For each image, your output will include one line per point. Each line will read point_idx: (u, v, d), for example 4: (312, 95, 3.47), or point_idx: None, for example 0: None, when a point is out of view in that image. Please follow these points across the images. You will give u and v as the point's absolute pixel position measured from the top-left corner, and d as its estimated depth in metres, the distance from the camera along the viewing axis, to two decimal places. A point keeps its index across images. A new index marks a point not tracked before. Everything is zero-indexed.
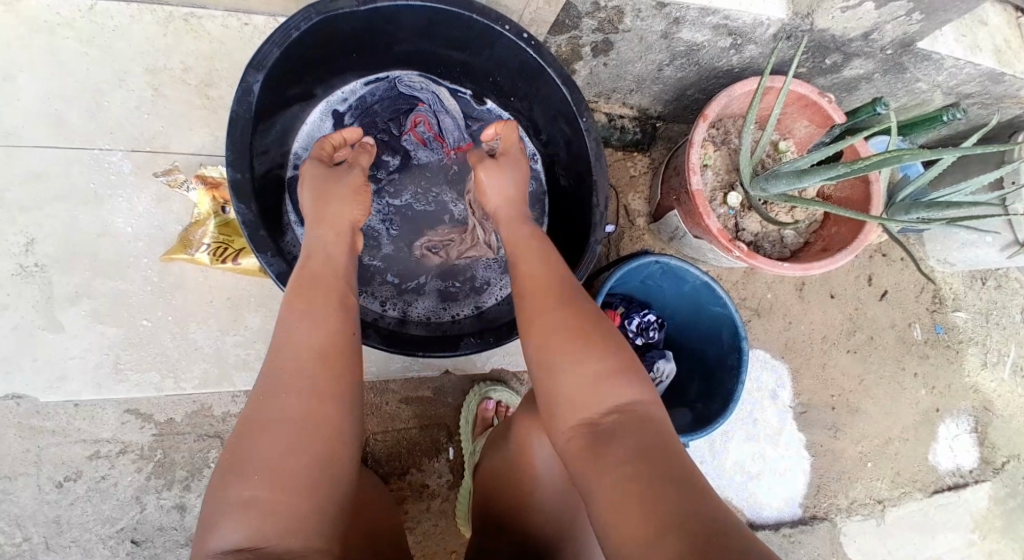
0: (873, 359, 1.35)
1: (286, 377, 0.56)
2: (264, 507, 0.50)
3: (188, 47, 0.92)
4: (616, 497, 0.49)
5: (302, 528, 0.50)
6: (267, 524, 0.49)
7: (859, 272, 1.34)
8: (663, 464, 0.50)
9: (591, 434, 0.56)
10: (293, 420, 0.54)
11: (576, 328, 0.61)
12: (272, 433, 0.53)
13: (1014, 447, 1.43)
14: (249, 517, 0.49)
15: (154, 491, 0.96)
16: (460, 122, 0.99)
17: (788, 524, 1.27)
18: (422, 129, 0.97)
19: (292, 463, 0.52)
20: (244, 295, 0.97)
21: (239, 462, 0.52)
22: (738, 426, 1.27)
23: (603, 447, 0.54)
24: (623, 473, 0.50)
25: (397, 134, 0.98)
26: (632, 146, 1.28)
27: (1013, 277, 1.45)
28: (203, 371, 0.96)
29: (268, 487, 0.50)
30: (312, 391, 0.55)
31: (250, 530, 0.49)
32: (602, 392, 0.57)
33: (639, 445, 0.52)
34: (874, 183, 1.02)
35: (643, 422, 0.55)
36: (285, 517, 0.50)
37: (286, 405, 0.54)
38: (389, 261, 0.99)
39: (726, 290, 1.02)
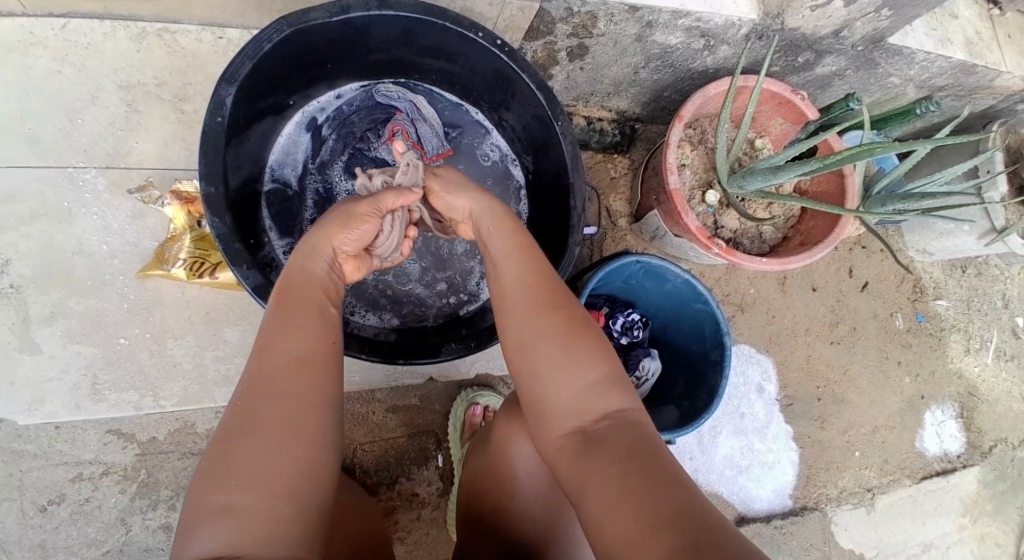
0: (857, 350, 1.37)
1: (271, 380, 0.56)
2: (242, 516, 0.49)
3: (161, 62, 0.92)
4: (606, 494, 0.50)
5: (280, 538, 0.49)
6: (244, 534, 0.48)
7: (839, 265, 1.36)
8: (650, 462, 0.51)
9: (583, 440, 0.56)
10: (281, 425, 0.54)
11: (558, 331, 0.61)
12: (255, 436, 0.52)
13: (1000, 431, 1.45)
14: (226, 526, 0.49)
15: (139, 511, 0.95)
16: (438, 130, 0.97)
17: (779, 516, 1.28)
18: (400, 137, 0.93)
19: (272, 465, 0.51)
20: (225, 309, 0.96)
21: (220, 467, 0.51)
22: (727, 421, 1.28)
23: (596, 453, 0.54)
24: (617, 476, 0.51)
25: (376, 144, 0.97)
26: (611, 148, 1.28)
27: (992, 264, 1.47)
28: (185, 388, 0.95)
29: (247, 495, 0.50)
30: (297, 393, 0.56)
31: (227, 542, 0.48)
32: (600, 397, 0.58)
33: (632, 449, 0.53)
34: (849, 177, 1.04)
35: (635, 428, 0.56)
36: (262, 525, 0.49)
37: (267, 412, 0.54)
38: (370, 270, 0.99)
39: (707, 287, 1.03)
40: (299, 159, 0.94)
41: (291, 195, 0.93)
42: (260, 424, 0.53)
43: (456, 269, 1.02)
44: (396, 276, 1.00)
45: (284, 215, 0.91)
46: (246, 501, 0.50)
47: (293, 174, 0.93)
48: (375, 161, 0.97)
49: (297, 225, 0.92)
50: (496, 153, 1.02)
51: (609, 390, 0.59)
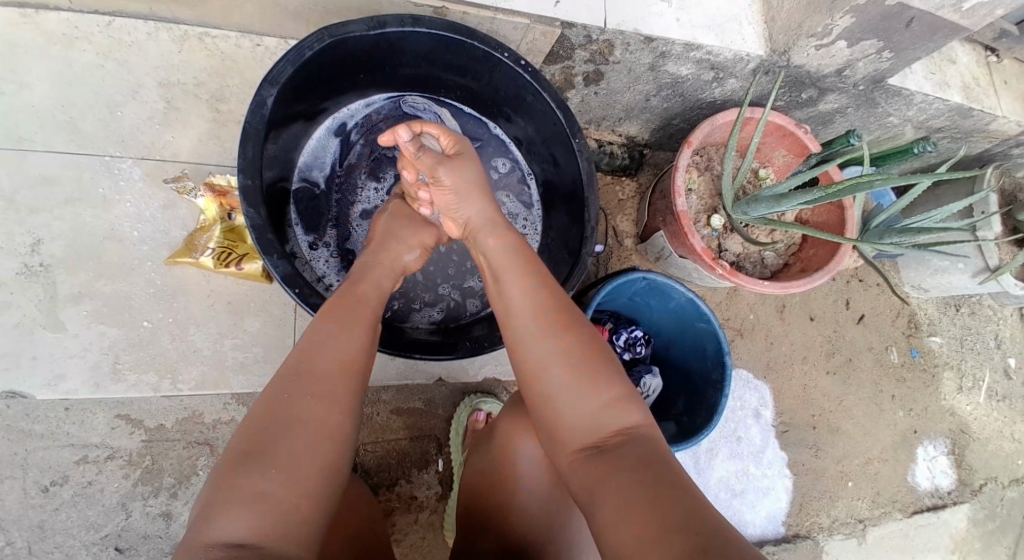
0: (852, 381, 1.39)
1: (303, 377, 0.60)
2: (264, 502, 0.52)
3: (201, 63, 0.97)
4: (620, 506, 0.53)
5: (298, 526, 0.53)
6: (270, 519, 0.52)
7: (837, 296, 1.40)
8: (662, 477, 0.55)
9: (599, 451, 0.61)
10: (317, 418, 0.58)
11: (582, 346, 0.65)
12: (285, 431, 0.56)
13: (991, 471, 1.47)
14: (253, 511, 0.51)
15: (141, 497, 0.96)
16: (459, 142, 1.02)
17: (772, 542, 1.28)
18: None
19: (303, 457, 0.55)
20: (245, 299, 0.99)
21: (247, 455, 0.54)
22: (724, 443, 1.29)
23: (606, 465, 0.58)
24: (627, 487, 0.54)
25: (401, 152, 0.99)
26: (620, 170, 1.32)
27: (986, 305, 1.52)
28: (201, 372, 0.97)
29: (276, 483, 0.53)
30: (321, 392, 0.59)
31: (249, 528, 0.51)
32: (610, 413, 0.63)
33: (641, 461, 0.57)
34: (848, 209, 1.08)
35: (642, 440, 0.61)
36: (284, 511, 0.52)
37: (299, 407, 0.57)
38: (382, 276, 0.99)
39: (710, 306, 1.06)
40: (326, 162, 0.96)
41: (317, 195, 0.95)
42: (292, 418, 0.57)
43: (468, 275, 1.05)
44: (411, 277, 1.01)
45: (309, 214, 0.94)
46: (275, 489, 0.53)
47: (320, 176, 0.95)
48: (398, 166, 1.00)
49: (322, 223, 0.95)
50: (513, 167, 1.06)
51: (620, 409, 0.63)
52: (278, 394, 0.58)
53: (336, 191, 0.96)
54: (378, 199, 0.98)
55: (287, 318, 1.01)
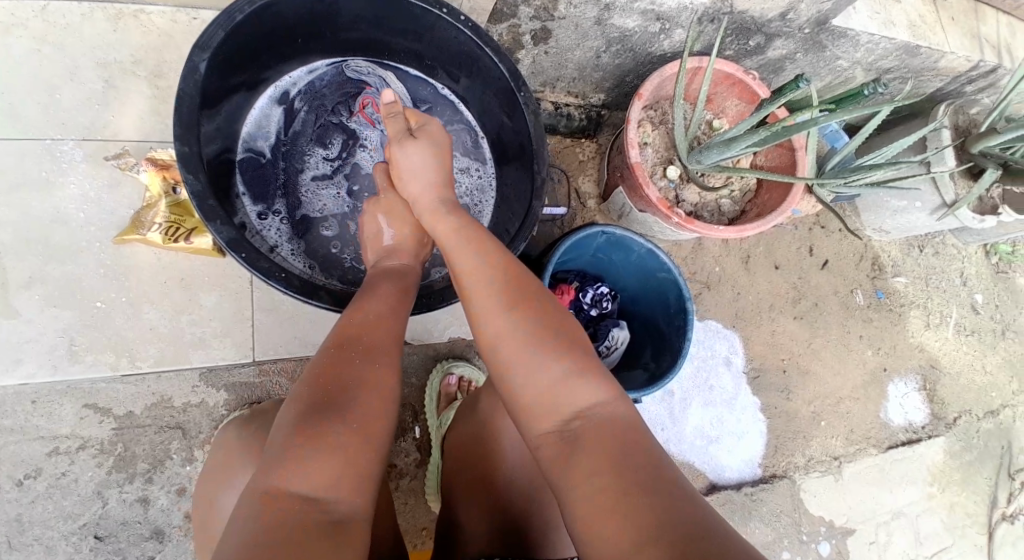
0: (820, 325, 1.41)
1: (347, 354, 0.63)
2: (325, 458, 0.54)
3: (138, 41, 0.96)
4: (601, 489, 0.53)
5: (351, 487, 0.56)
6: (331, 472, 0.54)
7: (801, 243, 1.42)
8: (640, 462, 0.54)
9: (569, 435, 0.60)
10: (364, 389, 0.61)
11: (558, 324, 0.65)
12: (345, 397, 0.59)
13: (963, 403, 1.51)
14: (320, 461, 0.54)
15: (116, 485, 0.97)
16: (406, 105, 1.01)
17: (749, 484, 1.31)
18: (371, 111, 0.98)
19: (356, 421, 0.58)
20: (200, 274, 0.99)
21: (302, 419, 0.57)
22: (697, 393, 1.31)
23: (581, 452, 0.57)
24: (609, 473, 0.54)
25: (347, 116, 0.99)
26: (579, 132, 1.34)
27: (949, 244, 1.55)
28: (159, 351, 0.97)
29: (336, 439, 0.56)
30: (365, 365, 0.63)
31: (313, 485, 0.53)
32: (578, 391, 0.61)
33: (620, 442, 0.57)
34: (799, 150, 1.10)
35: (616, 423, 0.59)
36: (340, 471, 0.55)
37: (347, 376, 0.61)
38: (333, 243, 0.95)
39: (669, 256, 1.07)
40: (272, 131, 0.95)
41: (263, 164, 0.94)
42: (343, 390, 0.60)
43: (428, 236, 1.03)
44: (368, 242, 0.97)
45: (256, 183, 0.92)
46: (335, 447, 0.55)
47: (266, 145, 0.95)
48: (346, 132, 0.99)
49: (270, 191, 0.93)
50: (464, 127, 1.05)
51: (589, 386, 0.61)
52: (326, 369, 0.62)
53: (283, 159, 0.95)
54: (327, 164, 0.98)
55: (244, 290, 1.01)
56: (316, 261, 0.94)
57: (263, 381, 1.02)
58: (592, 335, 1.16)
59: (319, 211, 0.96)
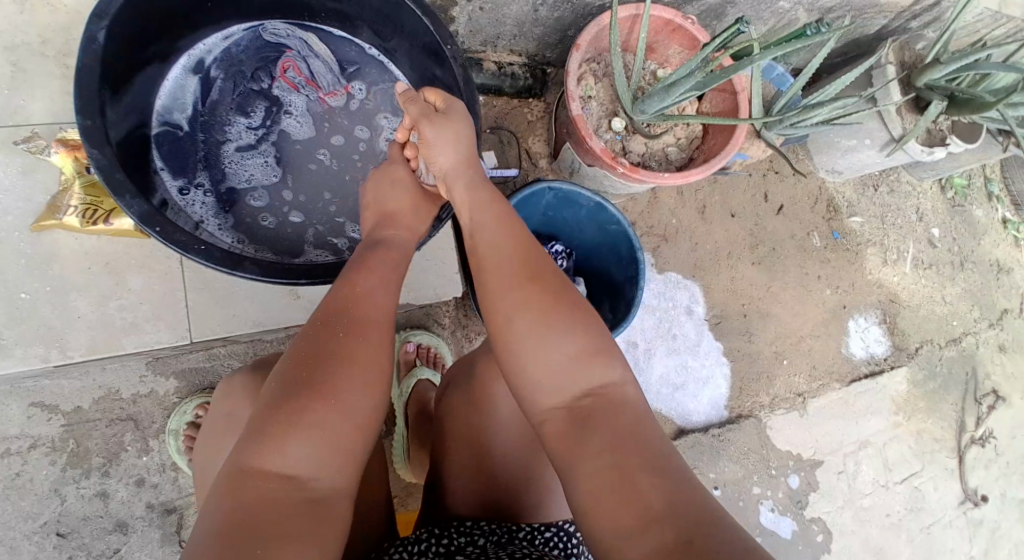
0: (780, 269, 1.43)
1: (337, 329, 0.61)
2: (311, 437, 0.54)
3: (44, 20, 0.91)
4: (599, 471, 0.51)
5: (337, 466, 0.55)
6: (316, 453, 0.54)
7: (755, 191, 1.42)
8: (643, 448, 0.52)
9: (571, 413, 0.57)
10: (354, 365, 0.59)
11: (566, 301, 0.61)
12: (332, 374, 0.57)
13: (924, 333, 1.54)
14: (305, 444, 0.53)
15: (73, 481, 0.95)
16: (331, 66, 0.96)
17: (716, 425, 1.33)
18: (292, 74, 0.94)
19: (345, 399, 0.57)
20: (125, 257, 0.94)
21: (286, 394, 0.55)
22: (661, 342, 1.32)
23: (584, 430, 0.55)
24: (609, 455, 0.52)
25: (269, 82, 0.94)
26: (525, 92, 1.32)
27: (903, 180, 1.56)
28: (91, 338, 0.92)
29: (323, 417, 0.55)
30: (356, 342, 0.61)
31: (296, 463, 0.53)
32: (585, 370, 0.59)
33: (624, 427, 0.54)
34: (740, 93, 1.09)
35: (621, 403, 0.57)
36: (326, 450, 0.54)
37: (337, 352, 0.59)
38: (260, 214, 0.91)
39: (617, 207, 1.07)
40: (188, 103, 0.91)
41: (181, 137, 0.90)
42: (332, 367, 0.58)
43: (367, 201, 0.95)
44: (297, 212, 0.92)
45: (175, 157, 0.89)
46: (321, 426, 0.54)
47: (184, 117, 0.90)
48: (269, 98, 0.94)
49: (190, 165, 0.89)
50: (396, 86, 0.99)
51: (595, 367, 0.59)
52: (317, 343, 0.60)
53: (202, 131, 0.91)
54: (251, 134, 0.93)
55: (175, 271, 0.96)
56: (245, 234, 0.90)
57: (213, 366, 1.02)
58: None
59: (245, 182, 0.92)
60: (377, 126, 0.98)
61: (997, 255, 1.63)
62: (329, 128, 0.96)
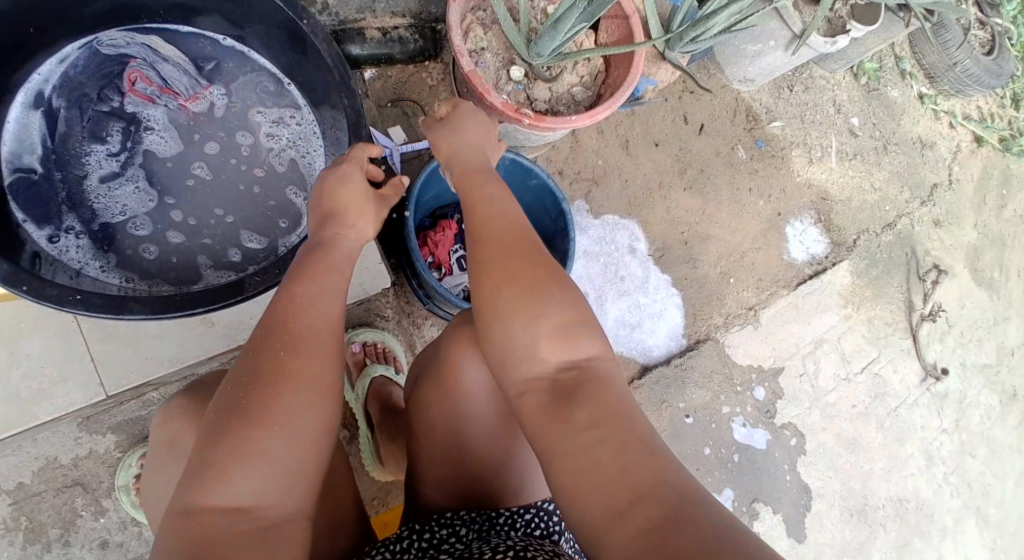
0: (712, 189, 1.43)
1: (284, 337, 0.55)
2: (261, 464, 0.49)
3: None
4: (587, 447, 0.49)
5: (290, 491, 0.50)
6: (268, 480, 0.49)
7: (673, 114, 1.40)
8: (632, 420, 0.51)
9: (557, 388, 0.55)
10: (307, 377, 0.54)
11: (554, 277, 0.60)
12: (282, 389, 0.52)
13: (859, 224, 1.58)
14: (254, 472, 0.48)
15: (34, 558, 0.91)
16: (184, 68, 0.88)
17: (677, 354, 1.35)
18: (142, 86, 0.87)
19: (298, 415, 0.52)
20: (9, 324, 0.88)
21: (230, 415, 0.50)
22: (610, 287, 1.32)
23: (568, 408, 0.52)
24: (598, 428, 0.50)
25: (120, 100, 0.87)
26: (419, 55, 1.22)
27: (815, 76, 1.56)
28: (1, 416, 0.88)
29: (275, 439, 0.50)
30: (309, 351, 0.55)
31: (244, 492, 0.48)
32: (570, 343, 0.57)
33: (611, 399, 0.53)
34: (632, 16, 1.04)
35: (606, 379, 0.56)
36: (279, 474, 0.50)
37: (286, 363, 0.53)
38: (144, 244, 0.85)
39: (531, 160, 1.03)
40: (35, 141, 0.83)
41: (37, 180, 0.82)
42: (281, 380, 0.52)
43: (262, 207, 0.89)
44: (186, 234, 0.86)
45: (35, 203, 0.81)
46: (273, 450, 0.49)
47: (34, 158, 0.82)
48: (125, 118, 0.87)
49: (54, 209, 0.82)
50: (263, 77, 0.91)
51: (580, 339, 0.58)
52: (267, 354, 0.54)
53: (58, 169, 0.83)
54: (113, 161, 0.86)
55: (73, 325, 0.92)
56: (133, 270, 0.84)
57: (151, 411, 0.97)
58: None
59: (120, 214, 0.85)
60: (251, 124, 0.91)
61: (918, 131, 1.67)
62: (198, 138, 0.90)
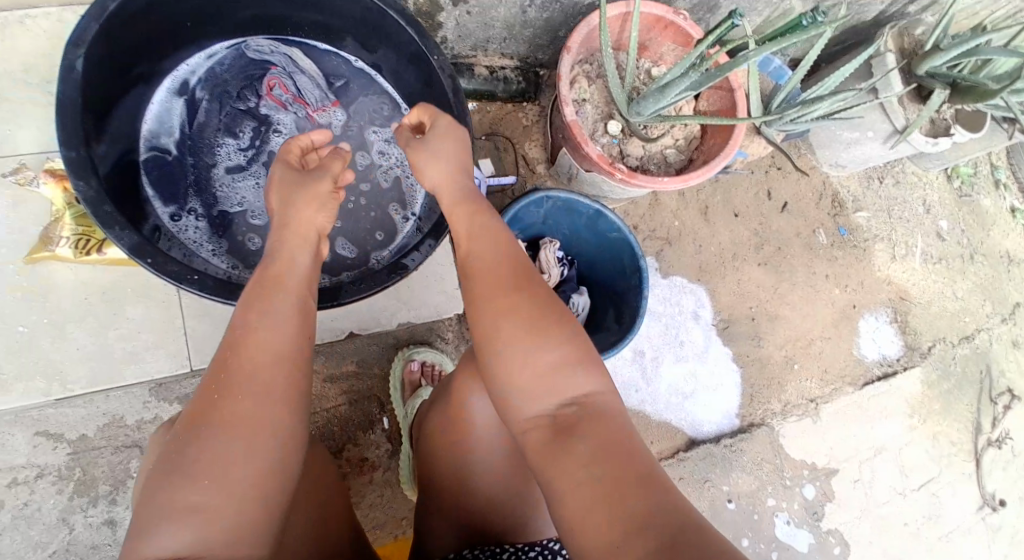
0: (787, 269, 1.40)
1: (231, 376, 0.54)
2: (201, 513, 0.49)
3: (25, 47, 0.91)
4: (585, 493, 0.50)
5: (240, 536, 0.50)
6: (214, 530, 0.49)
7: (758, 188, 1.39)
8: (632, 458, 0.52)
9: (554, 427, 0.56)
10: (254, 417, 0.53)
11: (545, 314, 0.59)
12: (223, 433, 0.52)
13: (936, 331, 1.51)
14: (194, 525, 0.48)
15: (80, 510, 0.95)
16: (318, 82, 0.96)
17: (728, 435, 1.31)
18: (278, 91, 0.93)
19: (243, 459, 0.51)
20: (121, 287, 0.96)
21: (176, 456, 0.50)
22: (669, 352, 1.31)
23: (567, 448, 0.53)
24: (593, 472, 0.50)
25: (256, 101, 0.93)
26: (519, 96, 1.29)
27: (907, 172, 1.53)
28: (92, 371, 0.95)
29: (215, 488, 0.49)
30: (257, 388, 0.54)
31: (188, 543, 0.48)
32: (564, 380, 0.57)
33: (607, 438, 0.53)
34: (738, 90, 1.06)
35: (607, 415, 0.56)
36: (229, 519, 0.50)
37: (228, 406, 0.53)
38: (252, 235, 0.91)
39: (617, 214, 1.06)
40: (174, 125, 0.90)
41: (170, 161, 0.89)
42: (224, 425, 0.52)
43: (362, 219, 0.95)
44: None
45: (165, 183, 0.88)
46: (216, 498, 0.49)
47: (171, 141, 0.89)
48: (256, 118, 0.94)
49: (180, 191, 0.89)
50: (384, 100, 0.98)
51: (573, 374, 0.58)
52: (213, 392, 0.54)
53: (190, 154, 0.90)
54: (240, 155, 0.92)
55: (173, 299, 0.98)
56: (240, 258, 0.89)
57: None
58: None
59: (236, 205, 0.91)
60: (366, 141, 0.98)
61: (1008, 246, 1.60)
62: None
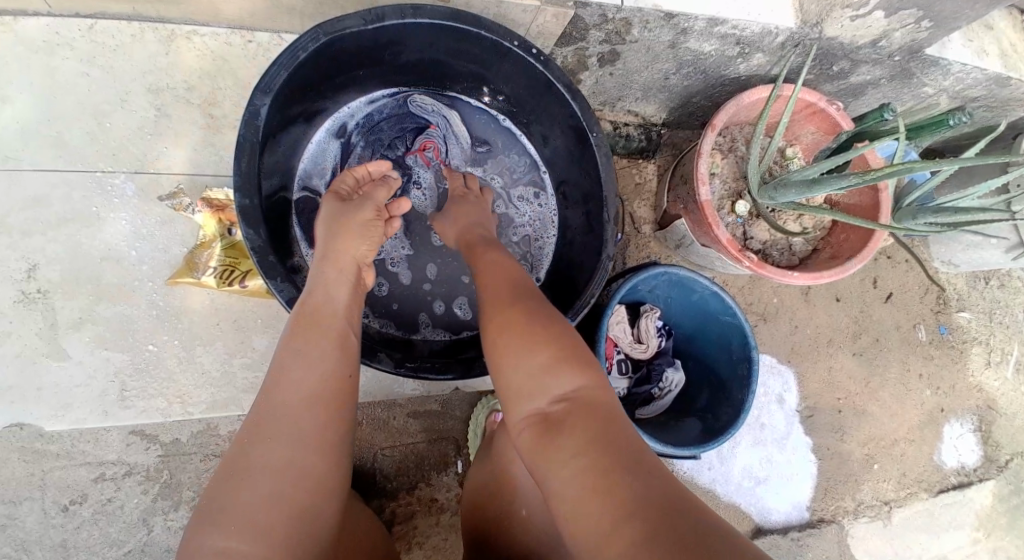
0: (880, 362, 1.36)
1: (256, 419, 0.58)
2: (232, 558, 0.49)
3: (189, 65, 0.92)
4: (576, 491, 0.50)
5: None
6: None
7: (864, 275, 1.34)
8: (618, 444, 0.52)
9: (543, 424, 0.58)
10: (281, 456, 0.56)
11: (535, 325, 0.63)
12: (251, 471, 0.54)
13: (1017, 445, 1.43)
14: None
15: (161, 512, 0.96)
16: (467, 144, 0.98)
17: (796, 528, 1.27)
18: (430, 153, 0.97)
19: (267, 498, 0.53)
20: (251, 316, 0.96)
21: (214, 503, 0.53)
22: (748, 433, 1.27)
23: (552, 442, 0.55)
24: (580, 464, 0.51)
25: (407, 154, 0.97)
26: (638, 153, 1.24)
27: (1017, 276, 1.46)
28: (211, 396, 0.95)
29: (247, 539, 0.50)
30: (277, 422, 0.58)
31: None
32: (552, 378, 0.60)
33: (594, 430, 0.54)
34: (883, 191, 1.02)
35: (592, 406, 0.58)
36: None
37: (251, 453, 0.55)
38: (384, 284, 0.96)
39: (735, 299, 1.01)
40: (328, 167, 0.93)
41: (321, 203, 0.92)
42: (252, 469, 0.54)
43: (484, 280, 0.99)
44: (416, 286, 0.97)
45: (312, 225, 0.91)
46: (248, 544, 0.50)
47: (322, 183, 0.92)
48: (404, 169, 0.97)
49: None
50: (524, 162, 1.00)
51: (561, 371, 0.60)
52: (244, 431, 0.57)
53: None
54: None
55: None
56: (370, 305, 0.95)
57: None
58: (643, 377, 1.12)
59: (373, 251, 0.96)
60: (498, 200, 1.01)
61: None
62: None
